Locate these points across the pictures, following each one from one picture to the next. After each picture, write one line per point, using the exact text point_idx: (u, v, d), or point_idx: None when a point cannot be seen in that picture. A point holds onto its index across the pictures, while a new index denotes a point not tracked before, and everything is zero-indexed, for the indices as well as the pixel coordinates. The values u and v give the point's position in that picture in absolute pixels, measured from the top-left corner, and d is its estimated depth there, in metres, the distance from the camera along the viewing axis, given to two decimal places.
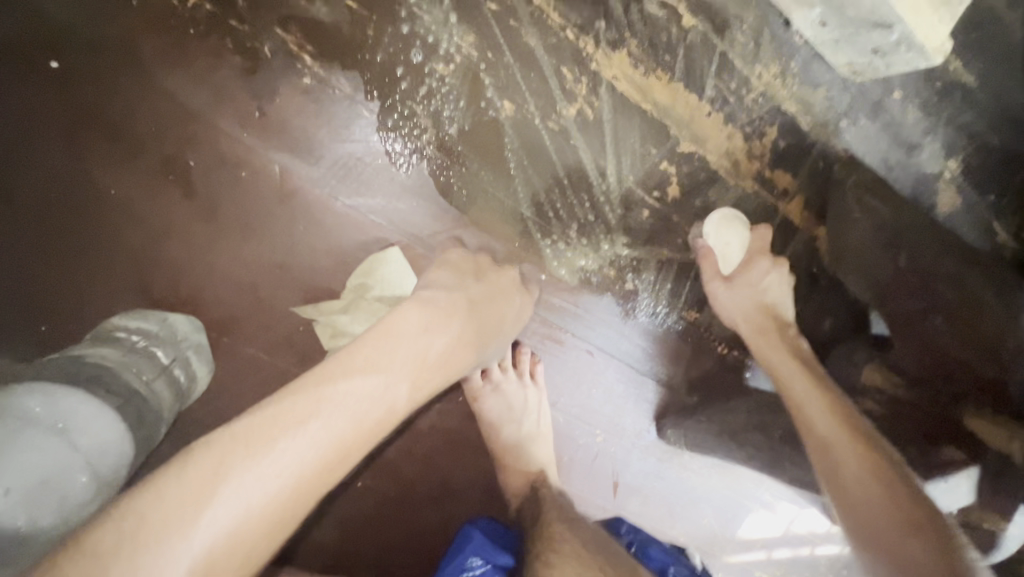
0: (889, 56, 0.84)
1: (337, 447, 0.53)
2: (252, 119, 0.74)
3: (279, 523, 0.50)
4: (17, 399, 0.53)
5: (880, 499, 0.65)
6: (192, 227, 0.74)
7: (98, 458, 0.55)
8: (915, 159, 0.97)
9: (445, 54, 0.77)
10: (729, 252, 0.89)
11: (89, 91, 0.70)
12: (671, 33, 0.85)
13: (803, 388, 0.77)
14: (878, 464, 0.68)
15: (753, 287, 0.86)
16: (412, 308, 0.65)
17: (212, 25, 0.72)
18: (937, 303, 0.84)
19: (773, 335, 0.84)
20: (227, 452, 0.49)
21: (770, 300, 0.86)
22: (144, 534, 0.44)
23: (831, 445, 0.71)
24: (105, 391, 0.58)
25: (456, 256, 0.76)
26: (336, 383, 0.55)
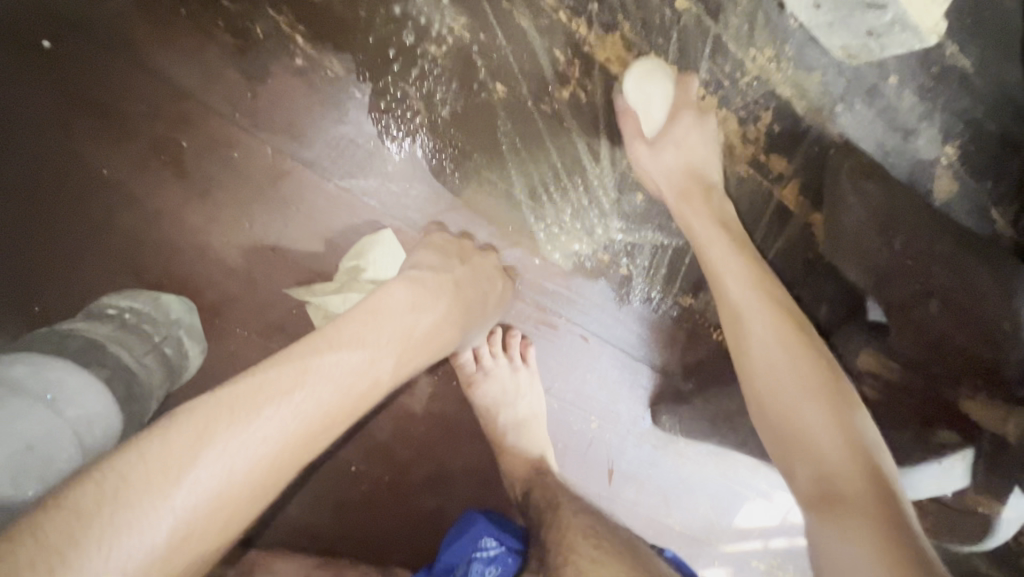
0: (884, 38, 0.84)
1: (322, 417, 0.53)
2: (244, 100, 0.74)
3: (261, 490, 0.50)
4: (3, 367, 0.53)
5: (788, 372, 0.67)
6: (184, 208, 0.74)
7: (88, 430, 0.55)
8: (911, 145, 0.96)
9: (437, 36, 0.77)
10: (652, 106, 0.83)
11: (81, 70, 0.70)
12: (664, 16, 0.85)
13: (728, 261, 0.76)
14: (791, 337, 0.71)
15: (677, 146, 0.82)
16: (399, 286, 0.65)
17: (203, 5, 0.72)
18: (933, 287, 0.83)
19: (698, 197, 0.82)
20: (211, 418, 0.48)
21: (697, 164, 0.83)
22: (126, 495, 0.44)
23: (746, 317, 0.73)
24: (96, 364, 0.59)
25: (440, 240, 0.77)
26: (323, 355, 0.55)
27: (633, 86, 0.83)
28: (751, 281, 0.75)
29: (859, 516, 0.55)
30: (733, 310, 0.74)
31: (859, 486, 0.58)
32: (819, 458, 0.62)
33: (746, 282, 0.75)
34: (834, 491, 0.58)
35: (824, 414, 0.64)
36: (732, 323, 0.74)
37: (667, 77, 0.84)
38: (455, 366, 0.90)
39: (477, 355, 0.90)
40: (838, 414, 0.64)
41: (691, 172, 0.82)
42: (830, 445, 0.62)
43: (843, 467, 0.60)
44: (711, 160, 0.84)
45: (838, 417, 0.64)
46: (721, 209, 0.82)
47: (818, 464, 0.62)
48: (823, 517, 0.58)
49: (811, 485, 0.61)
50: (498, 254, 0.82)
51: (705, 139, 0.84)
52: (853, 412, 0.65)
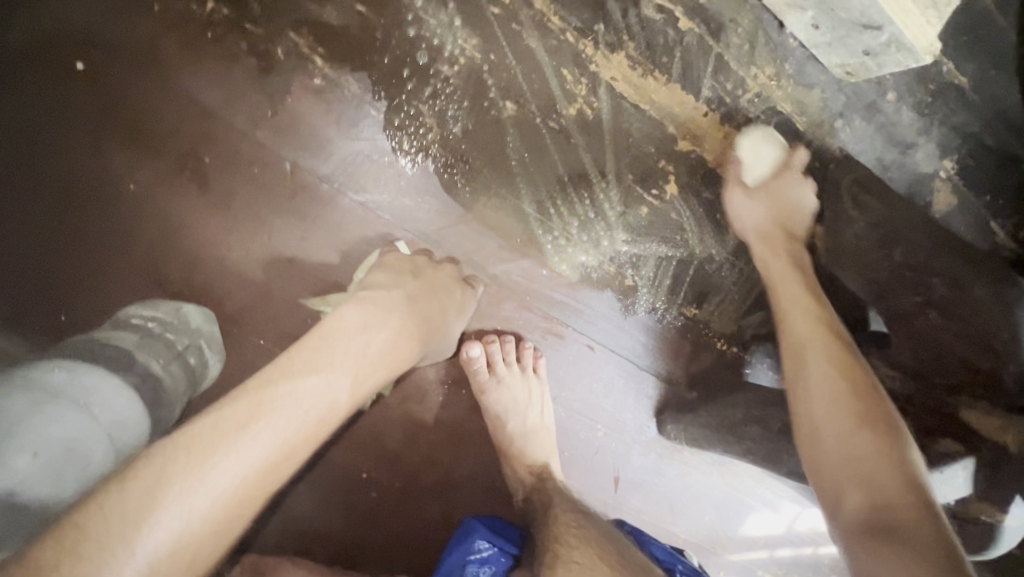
0: (881, 57, 0.86)
1: (281, 447, 0.56)
2: (265, 119, 0.77)
3: (225, 526, 0.52)
4: (42, 374, 0.56)
5: (845, 402, 0.69)
6: (205, 221, 0.77)
7: (117, 434, 0.57)
8: (909, 159, 0.99)
9: (450, 56, 0.80)
10: (756, 162, 0.89)
11: (112, 91, 0.74)
12: (668, 36, 0.87)
13: (797, 299, 0.80)
14: (849, 367, 0.73)
15: (767, 198, 0.88)
16: (350, 309, 0.68)
17: (227, 28, 0.75)
18: (935, 298, 0.86)
19: (781, 241, 0.87)
20: (167, 463, 0.50)
21: (788, 208, 0.88)
22: (87, 545, 0.45)
23: (807, 347, 0.75)
24: (125, 371, 0.61)
25: (393, 257, 0.79)
26: (277, 385, 0.58)
27: (744, 145, 0.89)
28: (814, 315, 0.78)
29: (916, 550, 0.55)
30: (794, 339, 0.77)
31: (915, 521, 0.58)
32: (873, 486, 0.63)
33: (807, 319, 0.78)
34: (886, 527, 0.58)
35: (881, 446, 0.65)
36: (790, 352, 0.77)
37: (781, 142, 0.89)
38: (468, 373, 0.90)
39: (490, 362, 0.90)
40: (895, 449, 0.65)
41: (777, 220, 0.87)
42: (886, 478, 0.63)
43: (897, 501, 0.60)
44: (799, 208, 0.89)
45: (886, 450, 0.65)
46: (800, 254, 0.87)
47: (872, 493, 0.62)
48: (875, 544, 0.58)
49: (861, 513, 0.62)
50: (455, 266, 0.83)
51: (800, 200, 0.89)
52: (910, 452, 0.66)
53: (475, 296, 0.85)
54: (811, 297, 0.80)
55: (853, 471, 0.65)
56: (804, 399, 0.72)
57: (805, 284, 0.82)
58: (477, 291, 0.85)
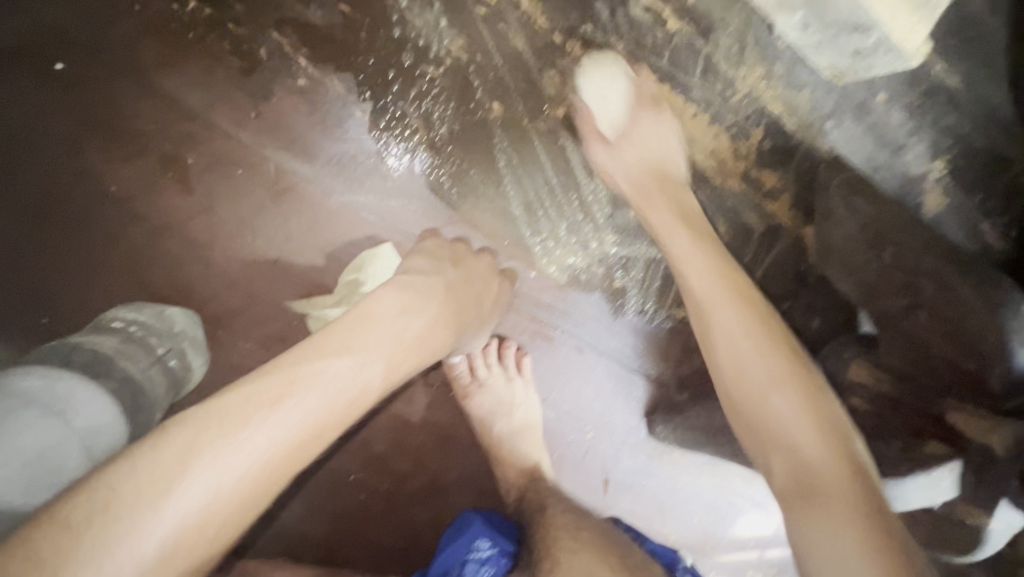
0: (870, 59, 0.86)
1: (310, 426, 0.56)
2: (248, 119, 0.77)
3: (250, 498, 0.53)
4: (15, 380, 0.55)
5: (758, 363, 0.64)
6: (189, 222, 0.77)
7: (92, 441, 0.56)
8: (900, 160, 0.99)
9: (436, 57, 0.80)
10: (608, 102, 0.83)
11: (93, 91, 0.73)
12: (656, 37, 0.87)
13: (690, 258, 0.73)
14: (762, 323, 0.67)
15: (636, 155, 0.82)
16: (390, 292, 0.67)
17: (209, 28, 0.74)
18: (921, 300, 0.85)
19: (658, 194, 0.80)
20: (198, 432, 0.51)
21: (659, 159, 0.82)
22: (117, 507, 0.47)
23: (711, 306, 0.69)
24: (104, 376, 0.61)
25: (432, 244, 0.79)
26: (313, 363, 0.57)
27: (585, 83, 0.83)
28: (714, 269, 0.71)
29: (840, 515, 0.52)
30: (698, 300, 0.70)
31: (841, 481, 0.55)
32: (794, 447, 0.59)
33: (715, 275, 0.71)
34: (806, 489, 0.55)
35: (803, 404, 0.61)
36: (698, 311, 0.70)
37: (623, 68, 0.83)
38: (449, 378, 0.92)
39: (471, 366, 0.93)
40: (812, 405, 0.61)
41: (653, 172, 0.81)
42: (809, 440, 0.59)
43: (823, 462, 0.57)
44: (671, 155, 0.83)
45: (808, 406, 0.61)
46: (683, 199, 0.80)
47: (790, 456, 0.58)
48: (799, 507, 0.55)
49: (787, 477, 0.58)
50: (493, 256, 0.83)
51: (662, 136, 0.83)
52: (832, 404, 0.63)
53: (506, 287, 0.85)
54: (709, 246, 0.74)
55: (774, 433, 0.60)
56: (722, 366, 0.66)
57: (690, 230, 0.75)
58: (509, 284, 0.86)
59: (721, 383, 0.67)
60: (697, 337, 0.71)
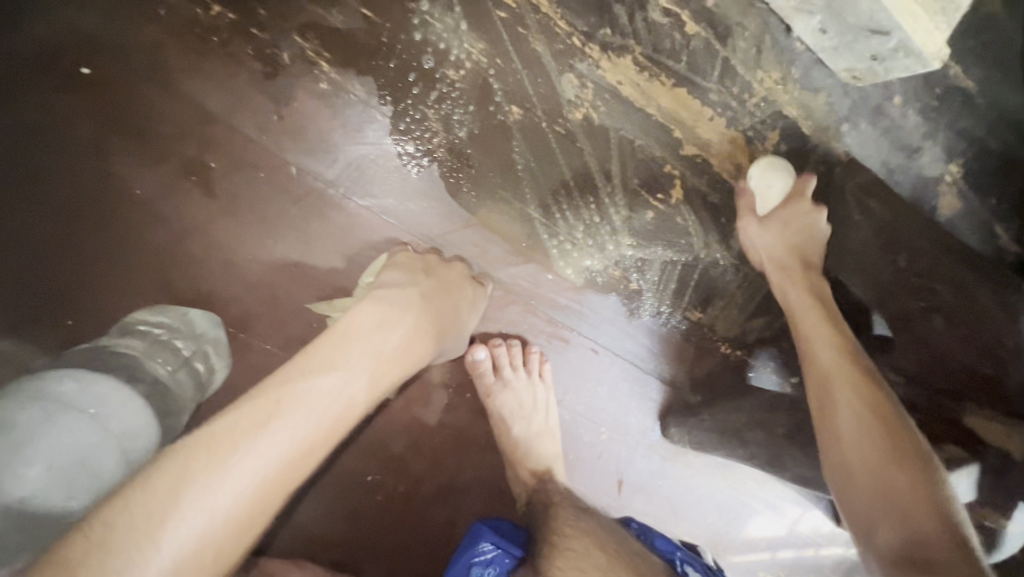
0: (888, 62, 0.86)
1: (298, 446, 0.57)
2: (271, 123, 0.77)
3: (247, 520, 0.53)
4: (53, 383, 0.57)
5: (874, 440, 0.68)
6: (212, 226, 0.77)
7: (127, 442, 0.58)
8: (915, 163, 0.98)
9: (456, 60, 0.80)
10: (770, 193, 0.88)
11: (118, 96, 0.74)
12: (674, 40, 0.87)
13: (818, 331, 0.79)
14: (874, 399, 0.72)
15: (782, 228, 0.87)
16: (367, 307, 0.68)
17: (233, 33, 0.75)
18: (938, 303, 0.90)
19: (798, 273, 0.85)
20: (189, 462, 0.51)
21: (795, 237, 0.87)
22: (114, 542, 0.47)
23: (830, 378, 0.74)
24: (134, 380, 0.62)
25: (404, 257, 0.79)
26: (296, 383, 0.59)
27: (758, 176, 0.89)
28: (835, 344, 0.77)
29: None
30: (816, 372, 0.76)
31: (955, 566, 0.56)
32: (909, 524, 0.62)
33: (834, 352, 0.76)
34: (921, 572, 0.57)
35: (916, 482, 0.64)
36: (816, 383, 0.76)
37: (791, 171, 0.90)
38: (474, 376, 0.91)
39: (495, 365, 0.91)
40: (923, 486, 0.64)
41: (792, 247, 0.86)
42: (921, 519, 0.61)
43: (934, 537, 0.59)
44: (816, 237, 0.88)
45: (922, 487, 0.64)
46: (815, 281, 0.85)
47: (905, 537, 0.61)
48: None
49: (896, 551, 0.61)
50: (466, 265, 0.84)
51: (812, 223, 0.88)
52: (942, 487, 0.65)
53: (486, 294, 0.85)
54: (829, 325, 0.79)
55: (891, 510, 0.64)
56: (838, 440, 0.71)
57: (818, 308, 0.81)
58: (487, 289, 0.86)
59: (830, 456, 0.72)
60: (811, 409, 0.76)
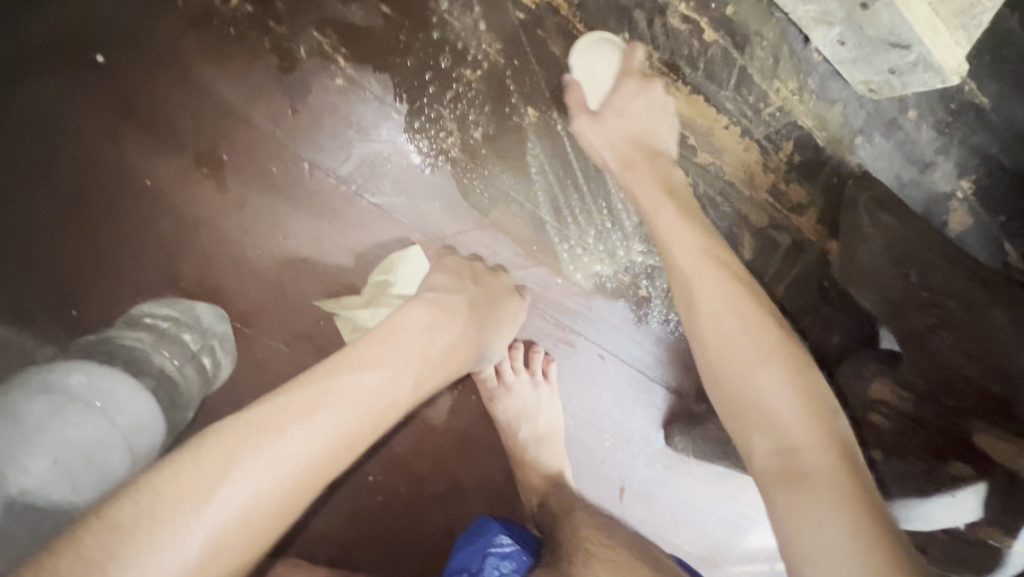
0: (906, 76, 0.86)
1: (342, 438, 0.56)
2: (284, 116, 0.76)
3: (285, 507, 0.53)
4: (62, 375, 0.56)
5: (736, 333, 0.62)
6: (223, 219, 0.77)
7: (134, 439, 0.57)
8: (928, 177, 0.98)
9: (474, 60, 0.79)
10: (596, 78, 0.81)
11: (132, 85, 0.73)
12: (693, 47, 0.87)
13: (673, 225, 0.71)
14: (742, 292, 0.66)
15: (622, 121, 0.78)
16: (416, 308, 0.68)
17: (250, 25, 0.74)
18: (944, 317, 0.86)
19: (642, 164, 0.77)
20: (237, 440, 0.51)
21: (642, 129, 0.79)
22: (163, 511, 0.47)
23: (694, 280, 0.67)
24: (141, 372, 0.61)
25: (453, 261, 0.79)
26: (346, 375, 0.58)
27: (579, 59, 0.82)
28: (694, 241, 0.69)
29: (835, 502, 0.50)
30: (681, 275, 0.68)
31: (829, 473, 0.52)
32: (782, 433, 0.57)
33: (696, 252, 0.68)
34: (799, 477, 0.53)
35: (793, 387, 0.58)
36: (682, 289, 0.68)
37: (615, 44, 0.82)
38: (476, 380, 0.91)
39: (498, 370, 0.91)
40: (801, 382, 0.59)
41: (636, 141, 0.78)
42: (795, 418, 0.57)
43: (811, 449, 0.54)
44: (657, 126, 0.80)
45: (794, 379, 0.59)
46: (668, 174, 0.77)
47: (777, 436, 0.57)
48: (795, 503, 0.52)
49: (774, 469, 0.55)
50: (509, 274, 0.85)
51: (651, 103, 0.80)
52: (818, 379, 0.60)
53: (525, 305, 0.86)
54: (687, 222, 0.72)
55: (758, 408, 0.59)
56: (704, 333, 0.65)
57: (676, 205, 0.73)
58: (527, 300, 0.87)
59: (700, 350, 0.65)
60: (678, 306, 0.69)
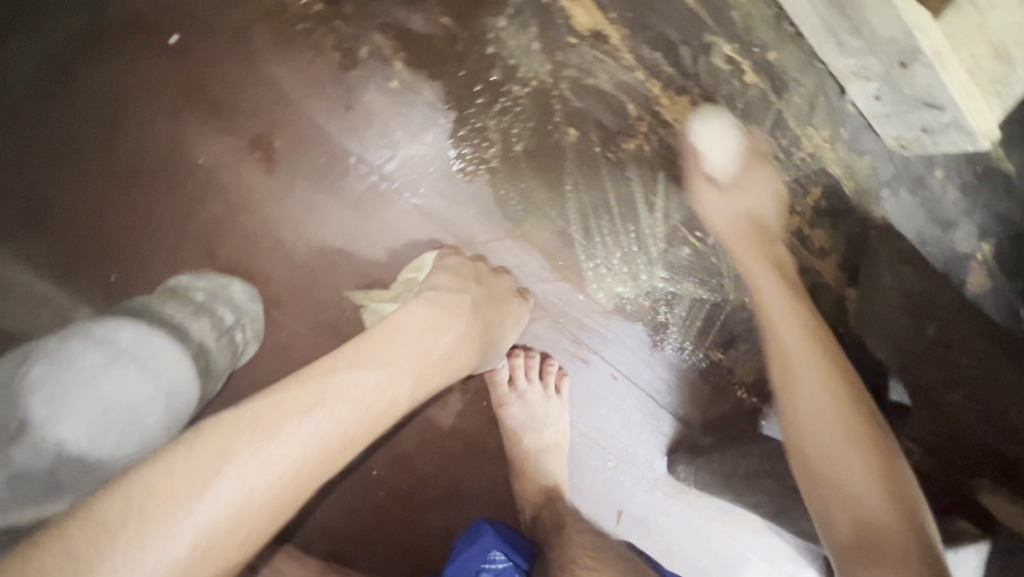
0: (937, 135, 0.89)
1: (338, 437, 0.57)
2: (339, 112, 0.79)
3: (279, 506, 0.53)
4: (113, 331, 0.59)
5: (833, 412, 0.65)
6: (265, 203, 0.79)
7: (172, 402, 0.59)
8: (950, 238, 0.96)
9: (523, 77, 0.83)
10: (720, 155, 0.86)
11: (199, 68, 0.76)
12: (733, 87, 0.90)
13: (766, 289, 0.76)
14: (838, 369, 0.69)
15: (744, 197, 0.85)
16: (417, 308, 0.70)
17: (318, 23, 0.77)
18: (957, 376, 0.91)
19: (753, 238, 0.83)
20: (232, 439, 0.52)
21: (758, 211, 0.85)
22: (152, 508, 0.47)
23: (786, 334, 0.72)
24: (185, 337, 0.63)
25: (454, 260, 0.81)
26: (341, 374, 0.59)
27: (699, 131, 0.88)
28: (796, 313, 0.74)
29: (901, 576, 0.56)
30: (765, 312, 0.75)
31: (900, 545, 0.58)
32: (857, 505, 0.61)
33: (814, 359, 0.69)
34: (871, 544, 0.59)
35: (904, 521, 0.60)
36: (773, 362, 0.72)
37: (724, 116, 0.88)
38: (490, 384, 0.93)
39: (512, 376, 0.93)
40: (878, 458, 0.63)
41: (756, 221, 0.84)
42: (873, 496, 0.61)
43: (889, 527, 0.59)
44: (764, 206, 0.86)
45: (876, 461, 0.63)
46: (774, 247, 0.83)
47: (855, 507, 0.61)
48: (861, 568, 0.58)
49: (850, 537, 0.60)
50: (510, 276, 0.86)
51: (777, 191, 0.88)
52: (902, 472, 0.64)
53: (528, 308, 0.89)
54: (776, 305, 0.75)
55: (840, 485, 0.62)
56: (795, 412, 0.68)
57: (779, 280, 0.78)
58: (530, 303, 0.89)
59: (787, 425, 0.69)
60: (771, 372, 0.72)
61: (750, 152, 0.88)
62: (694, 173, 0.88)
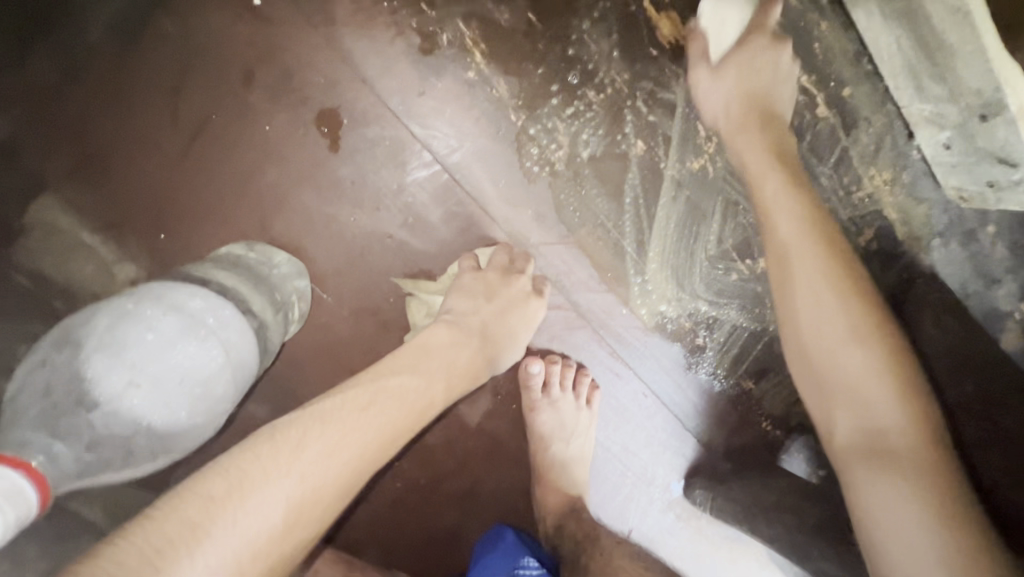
0: (1004, 193, 0.85)
1: (389, 431, 0.59)
2: (411, 95, 0.78)
3: (347, 491, 0.55)
4: (183, 297, 0.64)
5: (831, 307, 0.66)
6: (322, 177, 0.77)
7: (235, 372, 0.65)
8: (994, 294, 0.90)
9: (599, 83, 0.81)
10: (724, 28, 0.78)
11: (278, 35, 0.74)
12: (802, 118, 0.89)
13: (777, 194, 0.72)
14: (835, 272, 0.68)
15: (735, 79, 0.77)
16: (443, 324, 0.72)
17: (404, 3, 0.75)
18: (997, 436, 0.82)
19: (756, 124, 0.76)
20: (307, 427, 0.54)
21: (763, 92, 0.77)
22: (245, 488, 0.49)
23: (775, 234, 0.71)
24: (248, 309, 0.68)
25: (469, 277, 0.78)
26: (387, 378, 0.62)
27: (711, 3, 0.78)
28: (796, 208, 0.71)
29: (915, 477, 0.58)
30: (779, 244, 0.70)
31: (910, 445, 0.61)
32: (865, 407, 0.63)
33: (821, 265, 0.68)
34: (879, 450, 0.61)
35: (911, 428, 0.62)
36: (778, 273, 0.70)
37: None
38: (523, 387, 0.90)
39: (546, 382, 0.90)
40: (876, 350, 0.65)
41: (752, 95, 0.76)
42: (877, 395, 0.63)
43: (898, 431, 0.62)
44: (778, 89, 0.78)
45: (877, 359, 0.65)
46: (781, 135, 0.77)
47: (862, 411, 0.63)
48: (870, 472, 0.60)
49: (854, 438, 0.63)
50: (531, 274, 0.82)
51: (778, 70, 0.78)
52: (907, 370, 0.65)
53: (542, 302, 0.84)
54: (827, 251, 0.69)
55: (848, 386, 0.64)
56: (794, 320, 0.69)
57: (788, 181, 0.72)
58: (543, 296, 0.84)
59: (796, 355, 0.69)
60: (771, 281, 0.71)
61: (766, 15, 0.77)
62: (699, 56, 0.79)
